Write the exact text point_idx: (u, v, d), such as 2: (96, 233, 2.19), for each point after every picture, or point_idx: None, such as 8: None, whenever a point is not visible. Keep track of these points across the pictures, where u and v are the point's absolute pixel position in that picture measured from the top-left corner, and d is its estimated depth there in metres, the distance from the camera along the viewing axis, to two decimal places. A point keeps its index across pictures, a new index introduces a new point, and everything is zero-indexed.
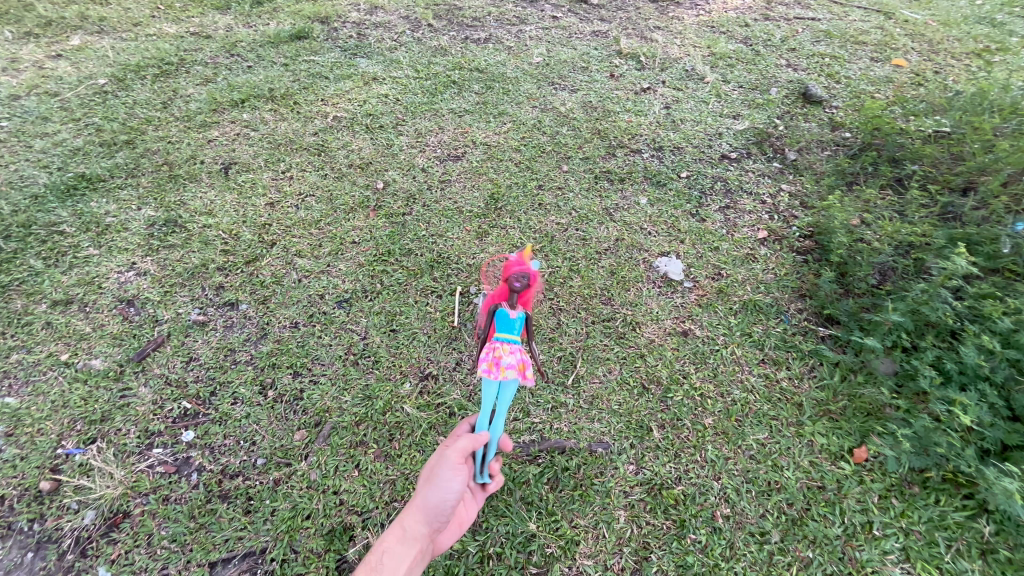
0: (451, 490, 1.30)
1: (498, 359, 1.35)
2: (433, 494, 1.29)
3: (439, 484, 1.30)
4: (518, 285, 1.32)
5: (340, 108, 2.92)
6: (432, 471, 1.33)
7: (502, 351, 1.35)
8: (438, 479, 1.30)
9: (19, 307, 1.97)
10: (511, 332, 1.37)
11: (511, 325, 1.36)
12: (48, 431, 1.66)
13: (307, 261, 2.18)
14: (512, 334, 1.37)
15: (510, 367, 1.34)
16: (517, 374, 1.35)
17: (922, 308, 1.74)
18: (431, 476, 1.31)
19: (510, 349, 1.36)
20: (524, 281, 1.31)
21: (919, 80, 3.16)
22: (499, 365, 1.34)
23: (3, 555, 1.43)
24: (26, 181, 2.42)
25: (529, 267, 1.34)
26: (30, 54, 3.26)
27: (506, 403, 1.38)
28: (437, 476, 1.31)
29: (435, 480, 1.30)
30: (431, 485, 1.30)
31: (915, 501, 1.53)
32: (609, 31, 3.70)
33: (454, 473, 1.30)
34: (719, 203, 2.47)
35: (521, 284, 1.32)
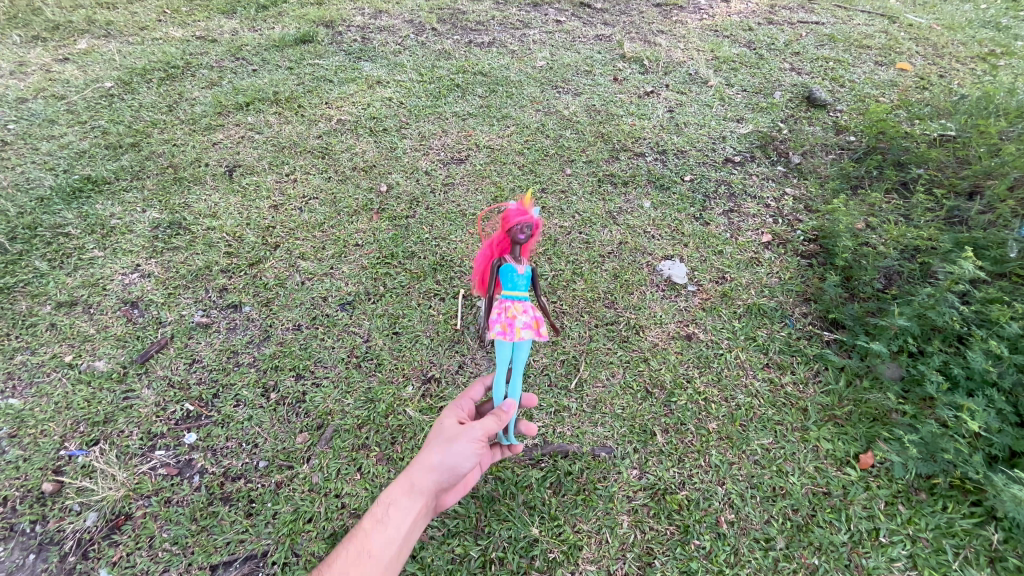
0: (469, 460, 1.29)
1: (512, 319, 1.31)
2: (449, 460, 1.27)
3: (458, 451, 1.28)
4: (522, 237, 1.26)
5: (344, 112, 2.93)
6: (453, 434, 1.29)
7: (515, 311, 1.31)
8: (458, 446, 1.28)
9: (24, 309, 1.98)
10: (519, 290, 1.33)
11: (518, 282, 1.32)
12: (51, 433, 1.66)
13: (310, 264, 2.18)
14: (520, 292, 1.33)
15: (525, 326, 1.31)
16: (532, 333, 1.32)
17: (928, 312, 1.73)
18: (451, 439, 1.29)
19: (522, 308, 1.33)
20: (527, 233, 1.25)
21: (924, 84, 3.15)
22: (514, 326, 1.30)
23: (5, 556, 1.42)
24: (32, 183, 2.43)
25: (531, 216, 1.27)
26: (37, 58, 3.29)
27: (521, 361, 1.38)
28: (458, 443, 1.28)
29: (455, 445, 1.28)
30: (449, 449, 1.28)
31: (922, 508, 1.51)
32: (612, 35, 3.71)
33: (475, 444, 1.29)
34: (723, 206, 2.47)
35: (524, 235, 1.26)
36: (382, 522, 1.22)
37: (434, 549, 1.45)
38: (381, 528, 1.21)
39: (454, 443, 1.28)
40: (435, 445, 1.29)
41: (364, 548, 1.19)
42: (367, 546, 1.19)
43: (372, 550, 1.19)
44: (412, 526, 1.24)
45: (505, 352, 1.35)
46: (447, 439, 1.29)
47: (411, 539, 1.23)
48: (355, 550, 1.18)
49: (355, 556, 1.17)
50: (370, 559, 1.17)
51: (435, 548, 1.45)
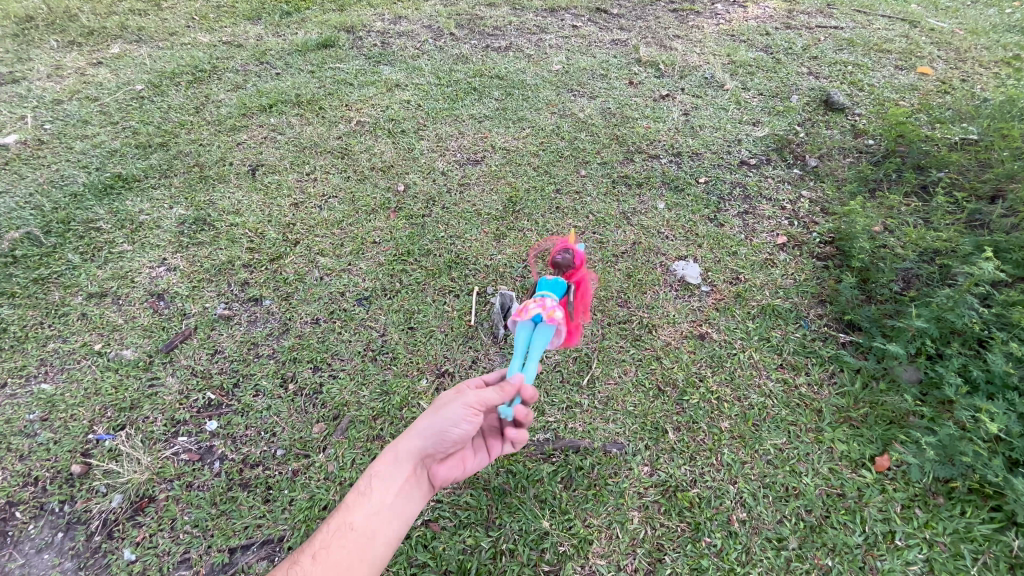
0: (457, 428, 1.31)
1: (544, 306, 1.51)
2: (433, 428, 1.31)
3: (442, 418, 1.30)
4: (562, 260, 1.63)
5: (364, 114, 3.00)
6: (437, 402, 1.36)
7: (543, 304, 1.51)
8: (444, 413, 1.31)
9: (57, 299, 2.06)
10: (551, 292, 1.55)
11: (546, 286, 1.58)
12: (80, 417, 1.72)
13: (329, 260, 2.23)
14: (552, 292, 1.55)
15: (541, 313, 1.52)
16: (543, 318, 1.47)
17: (947, 315, 1.71)
18: (438, 407, 1.34)
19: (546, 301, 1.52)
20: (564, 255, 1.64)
21: (946, 88, 3.11)
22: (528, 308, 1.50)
23: (35, 534, 1.49)
24: (66, 180, 2.53)
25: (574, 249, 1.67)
26: (73, 62, 3.43)
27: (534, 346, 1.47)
28: (444, 409, 1.33)
29: (440, 412, 1.32)
30: (430, 415, 1.33)
31: (940, 512, 1.49)
32: (629, 40, 3.74)
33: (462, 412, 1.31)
34: (738, 208, 2.46)
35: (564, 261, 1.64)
36: (364, 496, 1.27)
37: (446, 539, 1.48)
38: (363, 500, 1.26)
39: (439, 409, 1.32)
40: (423, 416, 1.35)
41: (344, 522, 1.23)
42: (347, 521, 1.23)
43: (352, 522, 1.23)
44: (395, 496, 1.28)
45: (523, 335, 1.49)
46: (432, 409, 1.35)
47: (393, 510, 1.27)
48: (336, 524, 1.23)
49: (337, 530, 1.22)
50: (350, 533, 1.21)
51: (448, 538, 1.48)
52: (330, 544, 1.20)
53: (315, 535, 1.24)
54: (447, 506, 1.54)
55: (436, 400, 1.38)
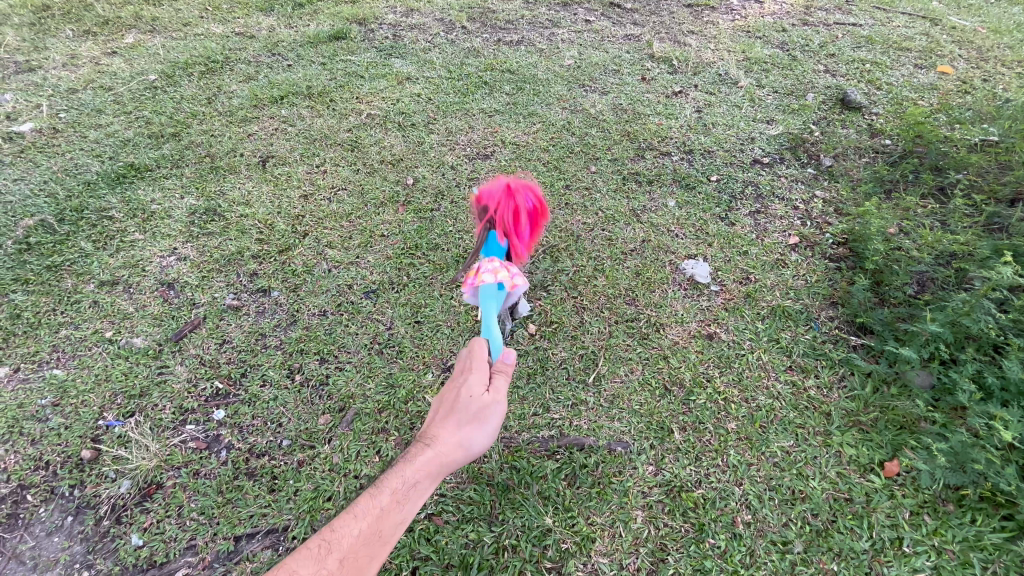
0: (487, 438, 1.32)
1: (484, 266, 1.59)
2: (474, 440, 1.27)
3: (485, 434, 1.28)
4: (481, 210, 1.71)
5: (374, 107, 3.00)
6: (482, 412, 1.29)
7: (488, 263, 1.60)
8: (487, 427, 1.29)
9: (70, 287, 2.08)
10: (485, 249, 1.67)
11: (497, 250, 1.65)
12: (91, 403, 1.75)
13: (338, 252, 2.23)
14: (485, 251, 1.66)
15: (489, 271, 1.56)
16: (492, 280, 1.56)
17: (962, 319, 1.67)
18: (483, 421, 1.28)
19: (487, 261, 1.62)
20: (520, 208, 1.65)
21: (966, 88, 3.04)
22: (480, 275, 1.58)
23: (46, 517, 1.51)
24: (80, 169, 2.56)
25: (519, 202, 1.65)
26: (88, 51, 3.45)
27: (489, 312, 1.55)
28: (489, 423, 1.29)
29: (486, 428, 1.28)
30: (474, 427, 1.27)
31: (949, 519, 1.47)
32: (642, 35, 3.69)
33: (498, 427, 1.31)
34: (750, 207, 2.43)
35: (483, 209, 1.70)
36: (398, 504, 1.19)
37: (449, 533, 1.48)
38: (399, 510, 1.18)
39: (486, 425, 1.28)
40: (468, 425, 1.27)
41: (376, 530, 1.15)
42: (380, 530, 1.15)
43: (385, 533, 1.15)
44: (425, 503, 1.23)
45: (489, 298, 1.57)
46: (477, 419, 1.28)
47: None
48: (368, 530, 1.15)
49: (365, 537, 1.13)
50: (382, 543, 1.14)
51: (451, 532, 1.48)
52: (359, 551, 1.11)
53: (337, 536, 1.13)
54: (451, 500, 1.55)
55: (479, 403, 1.29)
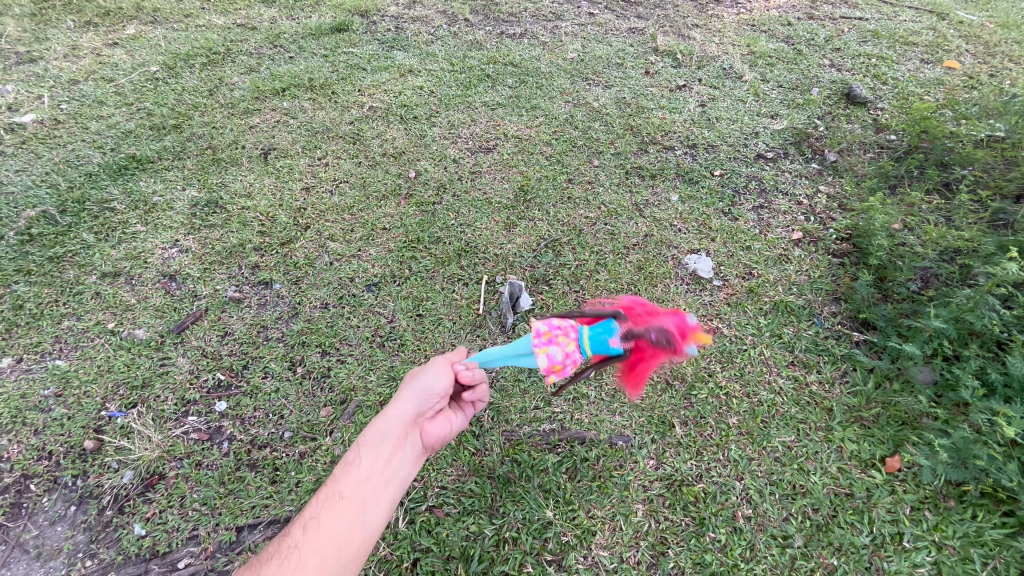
0: (439, 386, 1.26)
1: (556, 340, 1.19)
2: (418, 387, 1.25)
3: (425, 379, 1.25)
4: (658, 337, 1.16)
5: (376, 99, 2.98)
6: (418, 369, 1.30)
7: (567, 343, 1.20)
8: (425, 375, 1.26)
9: (72, 278, 2.08)
10: (594, 346, 1.19)
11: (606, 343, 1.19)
12: (94, 394, 1.75)
13: (339, 245, 2.23)
14: (592, 350, 1.19)
15: (550, 357, 1.19)
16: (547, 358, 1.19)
17: (966, 316, 1.67)
18: (417, 372, 1.29)
19: (573, 352, 1.19)
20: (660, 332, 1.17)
21: (973, 83, 3.02)
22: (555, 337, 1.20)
23: (50, 506, 1.52)
24: (82, 160, 2.55)
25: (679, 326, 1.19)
26: (89, 42, 3.44)
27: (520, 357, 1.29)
28: (422, 372, 1.28)
29: (422, 375, 1.27)
30: (414, 379, 1.27)
31: (950, 515, 1.47)
32: (646, 28, 3.66)
33: (440, 370, 1.27)
34: (753, 202, 2.42)
35: (661, 342, 1.16)
36: (351, 465, 1.15)
37: (450, 525, 1.49)
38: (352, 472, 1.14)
39: (420, 373, 1.27)
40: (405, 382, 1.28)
41: (334, 495, 1.11)
42: (338, 493, 1.11)
43: (342, 494, 1.10)
44: (387, 461, 1.15)
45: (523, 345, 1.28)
46: (414, 375, 1.29)
47: (388, 476, 1.14)
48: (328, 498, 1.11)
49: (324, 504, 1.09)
50: (341, 504, 1.09)
51: (452, 524, 1.49)
52: (320, 517, 1.07)
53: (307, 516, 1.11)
54: (451, 492, 1.55)
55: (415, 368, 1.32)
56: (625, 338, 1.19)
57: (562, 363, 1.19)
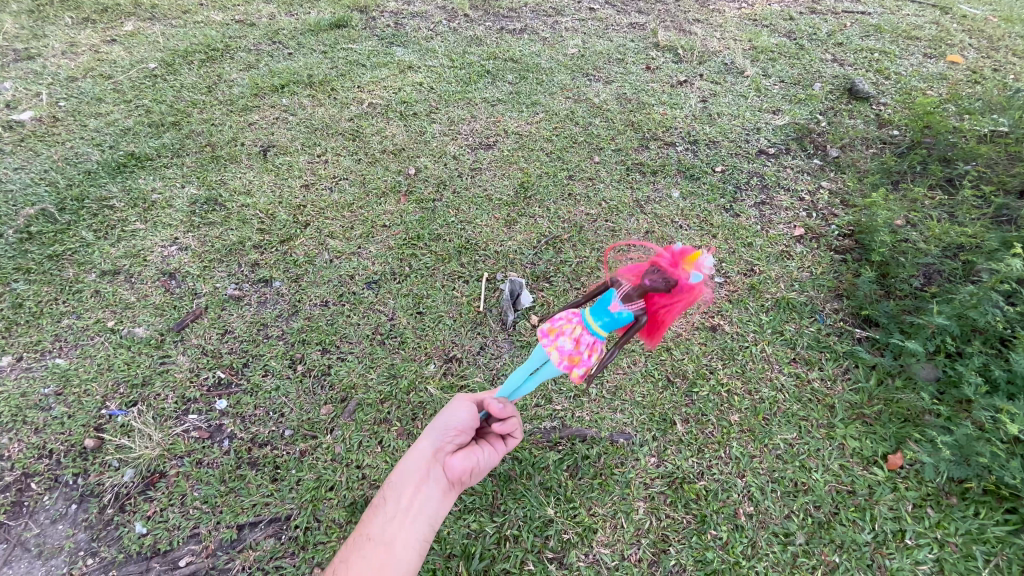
0: (458, 421, 1.32)
1: (562, 332, 1.21)
2: (438, 425, 1.33)
3: (444, 417, 1.33)
4: (656, 284, 1.08)
5: (376, 96, 2.97)
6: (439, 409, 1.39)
7: (574, 330, 1.21)
8: (444, 413, 1.34)
9: (71, 276, 2.08)
10: (599, 323, 1.18)
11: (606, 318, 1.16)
12: (94, 393, 1.75)
13: (339, 243, 2.22)
14: (600, 329, 1.18)
15: (562, 351, 1.20)
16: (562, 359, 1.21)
17: (969, 312, 1.65)
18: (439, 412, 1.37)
19: (583, 337, 1.20)
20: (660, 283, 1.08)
21: (976, 78, 2.99)
22: (558, 335, 1.21)
23: (51, 505, 1.52)
24: (80, 158, 2.54)
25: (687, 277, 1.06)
26: (87, 39, 3.42)
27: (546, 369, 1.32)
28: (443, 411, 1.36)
29: (440, 413, 1.35)
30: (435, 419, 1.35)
31: (952, 512, 1.46)
32: (647, 23, 3.63)
33: (458, 408, 1.34)
34: (755, 198, 2.41)
35: (659, 286, 1.08)
36: (378, 508, 1.25)
37: (450, 523, 1.48)
38: (379, 513, 1.23)
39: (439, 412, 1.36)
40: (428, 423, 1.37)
41: (363, 536, 1.20)
42: (366, 533, 1.20)
43: (370, 535, 1.20)
44: (411, 500, 1.24)
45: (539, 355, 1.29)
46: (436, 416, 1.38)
47: (410, 515, 1.22)
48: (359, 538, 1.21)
49: (355, 544, 1.19)
50: (368, 545, 1.18)
51: (453, 522, 1.48)
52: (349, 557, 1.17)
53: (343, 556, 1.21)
54: None
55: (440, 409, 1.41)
56: (628, 302, 1.13)
57: (577, 352, 1.20)
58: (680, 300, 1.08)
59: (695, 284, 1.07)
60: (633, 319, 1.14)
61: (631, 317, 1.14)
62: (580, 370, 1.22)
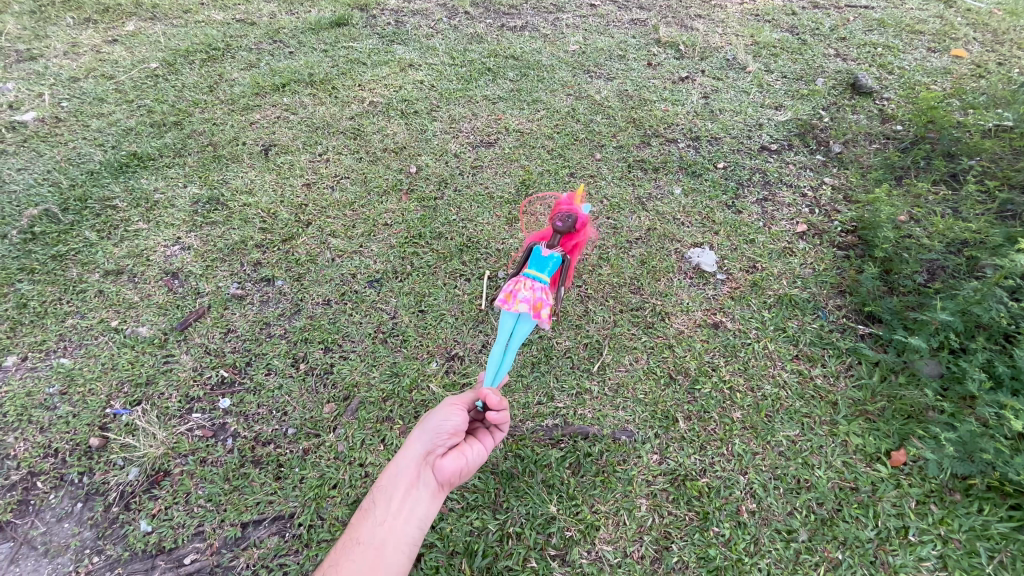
0: (449, 424, 1.30)
1: (518, 292, 1.55)
2: (427, 428, 1.31)
3: (433, 419, 1.31)
4: (563, 227, 1.56)
5: (377, 94, 2.97)
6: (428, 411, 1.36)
7: (526, 286, 1.57)
8: (433, 415, 1.32)
9: (75, 276, 2.09)
10: (542, 271, 1.57)
11: (542, 265, 1.57)
12: (98, 392, 1.76)
13: (341, 241, 2.22)
14: (544, 274, 1.57)
15: (525, 301, 1.54)
16: (529, 308, 1.53)
17: (973, 308, 1.65)
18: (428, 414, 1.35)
19: (535, 286, 1.56)
20: (567, 223, 1.55)
21: (981, 72, 2.97)
22: (516, 297, 1.55)
23: (56, 503, 1.53)
24: (83, 158, 2.55)
25: (577, 214, 1.58)
26: (89, 39, 3.43)
27: (519, 336, 1.55)
28: (432, 413, 1.34)
29: (430, 416, 1.33)
30: (424, 420, 1.33)
31: (956, 508, 1.46)
32: (648, 19, 3.62)
33: (448, 409, 1.32)
34: (757, 194, 2.40)
35: (566, 227, 1.56)
36: (369, 511, 1.26)
37: (453, 521, 1.48)
38: (370, 517, 1.25)
39: (429, 414, 1.34)
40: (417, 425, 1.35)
41: (354, 538, 1.22)
42: (357, 536, 1.22)
43: (361, 538, 1.22)
44: (401, 503, 1.25)
45: (508, 322, 1.56)
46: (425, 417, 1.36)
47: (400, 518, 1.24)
48: (350, 540, 1.23)
49: (347, 546, 1.22)
50: (359, 550, 1.20)
51: (456, 520, 1.48)
52: (340, 559, 1.19)
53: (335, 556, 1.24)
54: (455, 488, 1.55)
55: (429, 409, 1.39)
56: (551, 250, 1.59)
57: (537, 299, 1.55)
58: (580, 236, 1.60)
59: (584, 219, 1.59)
60: (562, 260, 1.58)
61: (560, 258, 1.58)
62: (546, 311, 1.55)
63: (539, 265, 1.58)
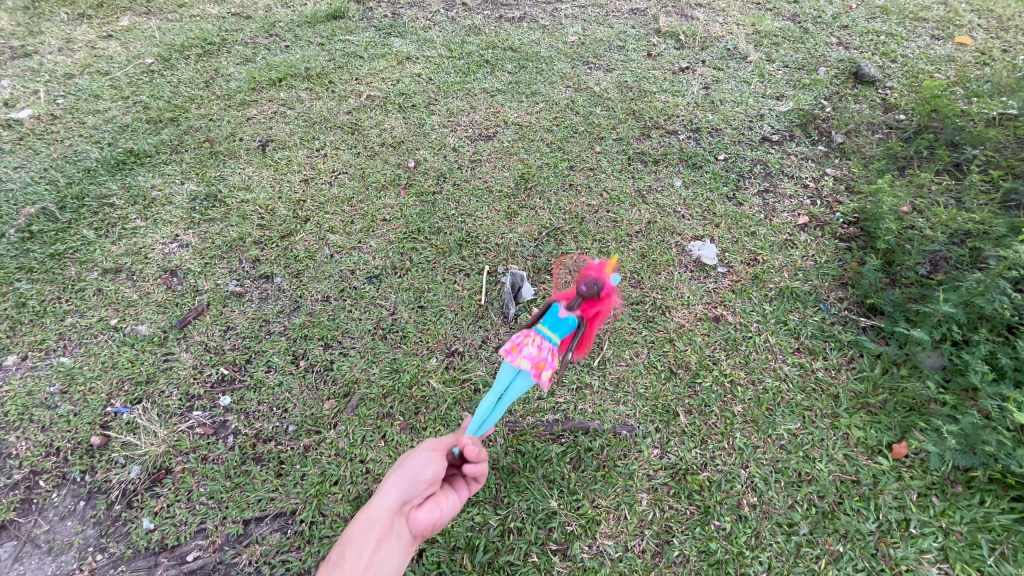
0: (428, 473, 1.19)
1: (523, 344, 1.30)
2: (405, 473, 1.18)
3: (412, 464, 1.19)
4: (589, 289, 1.26)
5: (374, 87, 2.94)
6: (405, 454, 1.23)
7: (534, 341, 1.30)
8: (413, 460, 1.20)
9: (74, 274, 2.08)
10: (555, 329, 1.29)
11: (557, 322, 1.30)
12: (99, 390, 1.76)
13: (339, 237, 2.21)
14: (556, 333, 1.29)
15: (529, 358, 1.27)
16: (530, 367, 1.27)
17: (976, 300, 1.64)
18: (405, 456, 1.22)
19: (544, 344, 1.29)
20: (594, 285, 1.26)
21: (985, 59, 2.94)
22: (520, 350, 1.29)
23: (59, 501, 1.54)
24: (80, 155, 2.54)
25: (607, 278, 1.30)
26: (83, 35, 3.39)
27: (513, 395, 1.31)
28: (409, 457, 1.22)
29: (409, 459, 1.21)
30: (401, 464, 1.21)
31: (957, 501, 1.45)
32: (648, 9, 3.57)
33: (427, 457, 1.20)
34: (758, 186, 2.38)
35: (592, 290, 1.27)
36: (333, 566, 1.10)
37: (454, 516, 1.49)
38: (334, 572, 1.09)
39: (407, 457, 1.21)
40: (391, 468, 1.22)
41: None
42: None
43: None
44: (371, 558, 1.10)
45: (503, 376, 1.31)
46: (402, 460, 1.22)
47: (372, 573, 1.09)
48: None
49: None
50: None
51: (456, 516, 1.49)
52: None
53: None
54: None
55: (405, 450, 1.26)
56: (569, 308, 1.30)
57: (541, 358, 1.27)
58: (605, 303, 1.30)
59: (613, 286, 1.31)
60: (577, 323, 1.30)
61: (577, 322, 1.29)
62: (548, 374, 1.28)
63: (552, 321, 1.31)
